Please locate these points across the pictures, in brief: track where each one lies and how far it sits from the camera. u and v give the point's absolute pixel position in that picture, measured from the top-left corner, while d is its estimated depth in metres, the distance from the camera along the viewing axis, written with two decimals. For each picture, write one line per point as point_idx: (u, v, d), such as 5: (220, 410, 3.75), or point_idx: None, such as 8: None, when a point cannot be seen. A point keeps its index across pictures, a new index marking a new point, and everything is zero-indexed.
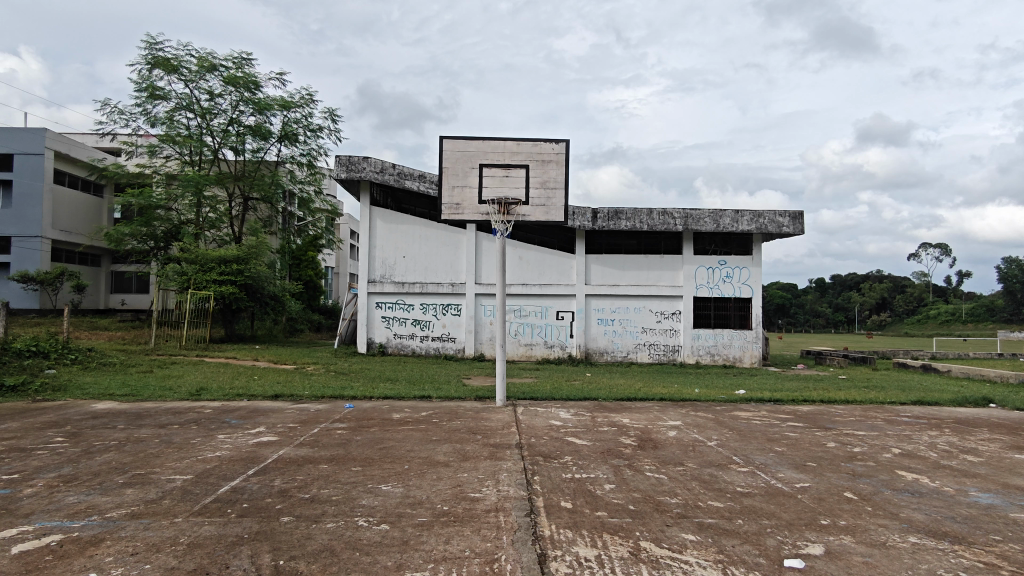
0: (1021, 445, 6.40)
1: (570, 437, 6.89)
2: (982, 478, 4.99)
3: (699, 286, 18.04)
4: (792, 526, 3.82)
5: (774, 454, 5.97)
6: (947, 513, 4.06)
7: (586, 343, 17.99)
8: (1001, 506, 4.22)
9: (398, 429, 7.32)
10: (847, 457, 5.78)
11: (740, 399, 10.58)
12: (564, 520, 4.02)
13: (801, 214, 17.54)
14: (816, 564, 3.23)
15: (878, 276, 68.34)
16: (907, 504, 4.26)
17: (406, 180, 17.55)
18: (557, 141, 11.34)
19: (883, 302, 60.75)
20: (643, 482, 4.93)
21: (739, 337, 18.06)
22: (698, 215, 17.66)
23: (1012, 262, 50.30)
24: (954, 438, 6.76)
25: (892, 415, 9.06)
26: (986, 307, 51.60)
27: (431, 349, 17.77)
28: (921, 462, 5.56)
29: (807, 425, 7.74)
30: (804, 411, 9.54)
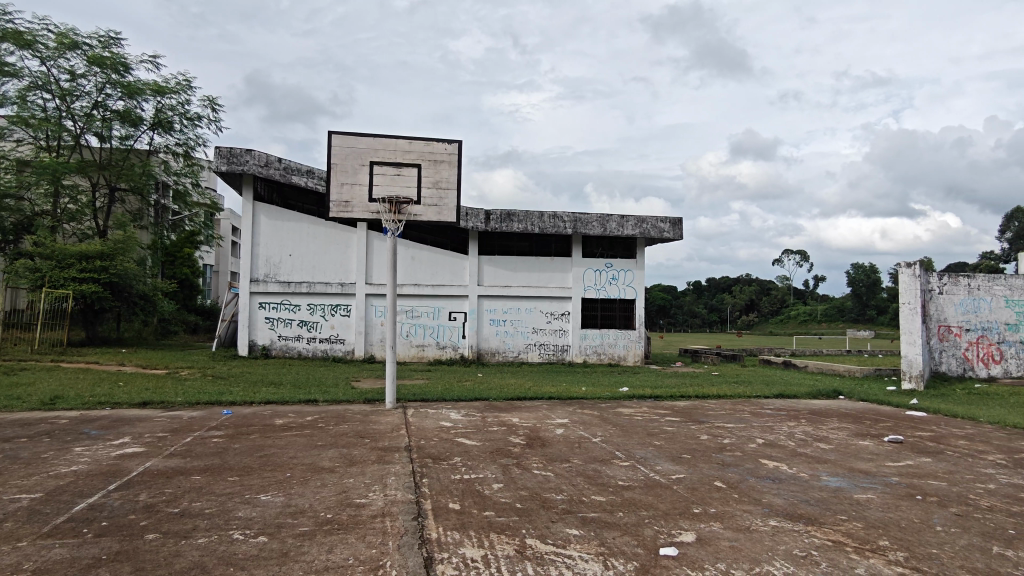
0: (864, 432, 7.12)
1: (459, 437, 6.90)
2: (832, 463, 5.52)
3: (587, 288, 18.65)
4: (667, 516, 4.02)
5: (653, 448, 6.28)
6: (803, 496, 4.45)
7: (478, 343, 18.06)
8: (848, 488, 4.68)
9: (281, 436, 7.00)
10: (718, 449, 6.18)
11: (623, 396, 11.04)
12: (451, 522, 4.01)
13: (681, 220, 18.58)
14: (688, 551, 3.42)
15: (747, 279, 73.82)
16: (769, 490, 4.62)
17: (293, 175, 16.83)
18: (449, 141, 11.37)
19: (751, 303, 65.64)
20: (530, 480, 5.02)
21: (624, 336, 18.82)
22: (587, 219, 18.24)
23: (859, 268, 56.11)
24: (809, 428, 7.42)
25: (758, 408, 9.83)
26: (837, 308, 57.12)
27: (318, 351, 17.15)
28: (781, 451, 6.06)
29: (683, 419, 8.20)
30: (681, 406, 10.11)
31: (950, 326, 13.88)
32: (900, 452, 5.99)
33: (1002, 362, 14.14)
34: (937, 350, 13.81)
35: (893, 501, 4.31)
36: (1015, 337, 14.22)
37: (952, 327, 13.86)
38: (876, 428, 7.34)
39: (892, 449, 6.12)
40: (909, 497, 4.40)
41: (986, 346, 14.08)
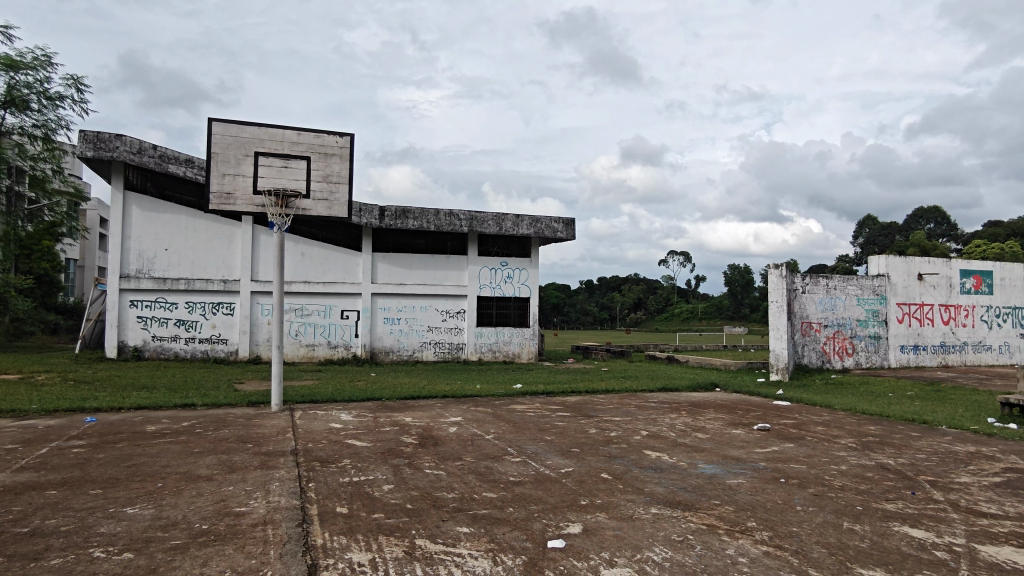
0: (736, 422, 7.64)
1: (350, 439, 6.71)
2: (708, 451, 5.88)
3: (482, 286, 18.73)
4: (556, 509, 4.12)
5: (544, 443, 6.42)
6: (681, 484, 4.70)
7: (371, 342, 17.66)
8: (721, 474, 5.00)
9: (153, 443, 6.50)
10: (605, 441, 6.43)
11: (516, 393, 11.19)
12: (338, 526, 3.89)
13: (573, 221, 19.08)
14: (574, 542, 3.52)
15: (636, 279, 77.18)
16: (650, 479, 4.85)
17: (170, 164, 15.65)
18: (341, 134, 11.03)
19: (639, 302, 68.67)
20: (422, 480, 4.96)
21: (518, 334, 19.06)
22: (482, 218, 18.31)
23: (735, 268, 60.28)
24: (688, 419, 7.88)
25: (643, 401, 10.32)
26: (715, 306, 60.98)
27: (197, 352, 16.09)
28: (663, 441, 6.38)
29: (573, 414, 8.45)
30: (572, 401, 10.41)
31: (812, 322, 15.19)
32: (768, 439, 6.49)
33: (854, 355, 15.64)
34: (801, 344, 15.04)
35: (761, 485, 4.65)
36: (864, 332, 15.80)
37: (812, 323, 15.18)
38: (747, 418, 7.89)
39: (760, 437, 6.61)
40: (774, 481, 4.76)
41: (841, 340, 15.53)
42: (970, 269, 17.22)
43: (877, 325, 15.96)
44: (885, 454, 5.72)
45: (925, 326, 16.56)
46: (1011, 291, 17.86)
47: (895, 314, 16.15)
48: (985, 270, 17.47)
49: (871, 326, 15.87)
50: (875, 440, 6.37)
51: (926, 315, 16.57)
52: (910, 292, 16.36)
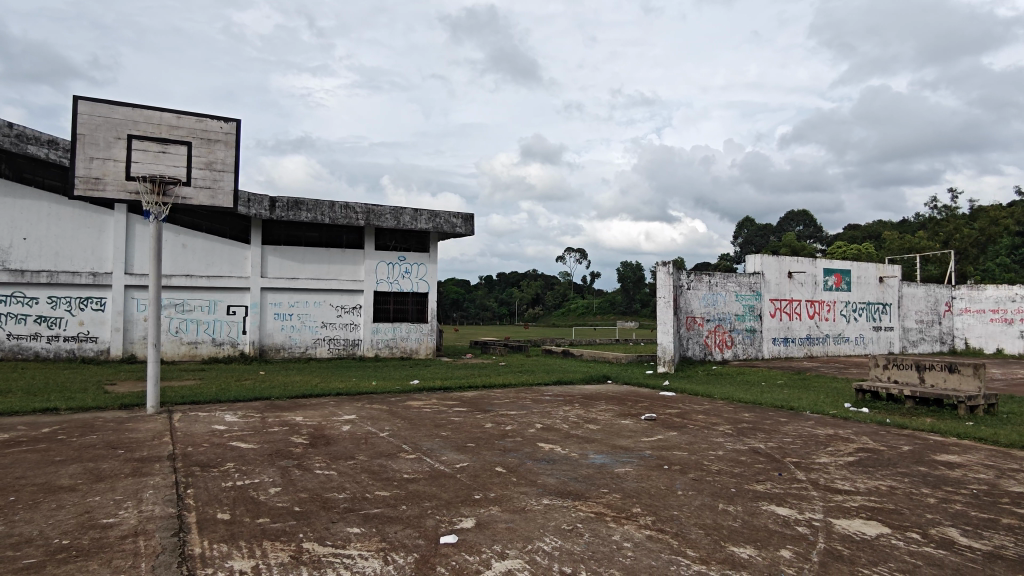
0: (626, 412, 7.96)
1: (234, 441, 6.36)
2: (599, 442, 6.08)
3: (379, 281, 18.35)
4: (450, 505, 4.11)
5: (439, 438, 6.40)
6: (572, 474, 4.84)
7: (260, 339, 16.83)
8: (610, 463, 5.20)
9: (6, 453, 5.85)
10: (500, 435, 6.49)
11: (413, 389, 11.06)
12: (218, 534, 3.68)
13: (472, 217, 19.08)
14: (467, 537, 3.53)
15: (534, 275, 78.53)
16: (543, 471, 4.95)
17: (28, 145, 14.17)
18: (226, 119, 10.41)
19: (537, 297, 69.95)
20: (311, 481, 4.79)
21: (416, 330, 18.84)
22: (380, 212, 17.89)
23: (627, 265, 62.74)
24: (580, 411, 8.12)
25: (538, 395, 10.51)
26: (609, 301, 63.24)
27: (62, 351, 14.69)
28: (556, 434, 6.53)
29: (470, 409, 8.46)
30: (469, 396, 10.43)
31: (695, 316, 16.10)
32: (654, 428, 6.80)
33: (732, 347, 16.73)
34: (686, 338, 15.88)
35: (646, 472, 4.87)
36: (741, 326, 16.94)
37: (696, 317, 16.09)
38: (636, 408, 8.24)
39: (647, 426, 6.92)
40: (658, 468, 5.01)
41: (721, 333, 16.55)
42: (832, 267, 18.90)
43: (752, 319, 17.17)
44: (757, 438, 6.17)
45: (794, 320, 18.00)
46: (866, 288, 19.79)
47: (768, 308, 17.44)
48: (845, 268, 19.23)
49: (747, 320, 17.05)
50: (749, 426, 6.84)
51: (794, 310, 18.03)
52: (781, 288, 17.73)
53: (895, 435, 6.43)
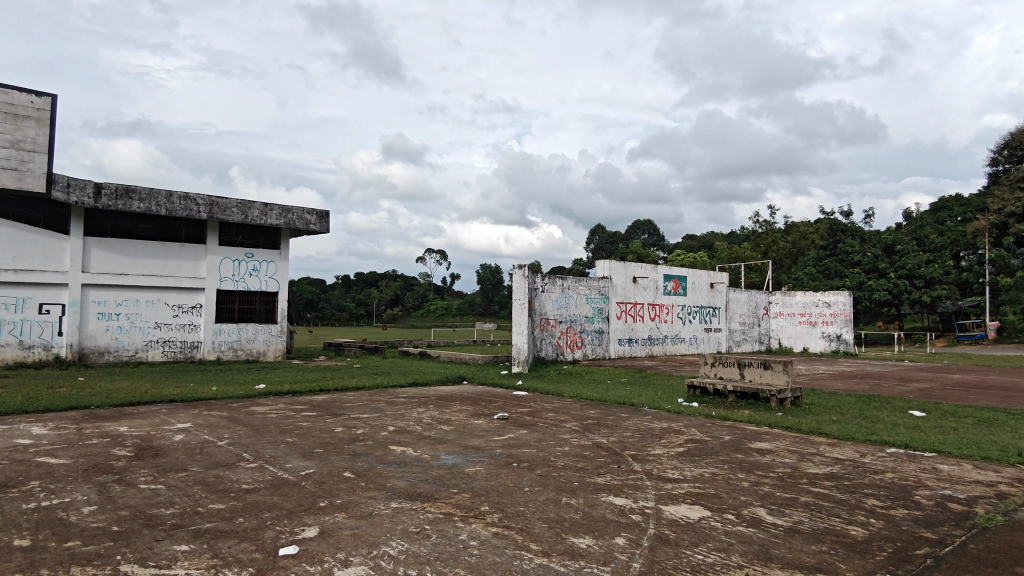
0: (479, 412, 8.06)
1: (41, 457, 5.59)
2: (451, 442, 6.11)
3: (223, 279, 17.10)
4: (292, 514, 3.92)
5: (285, 444, 6.10)
6: (422, 476, 4.80)
7: (81, 342, 15.00)
8: (461, 463, 5.23)
9: None
10: (350, 439, 6.30)
11: (258, 394, 10.43)
12: (14, 563, 3.21)
13: (327, 214, 18.43)
14: (308, 546, 3.38)
15: (393, 275, 77.34)
16: (393, 474, 4.87)
17: None
18: None
19: (396, 298, 68.93)
20: (134, 497, 4.34)
21: (264, 331, 17.79)
22: (225, 204, 16.70)
23: (486, 267, 63.61)
24: (434, 412, 8.11)
25: (392, 396, 10.34)
26: (468, 303, 63.79)
27: None
28: (408, 436, 6.46)
29: (320, 413, 8.14)
30: (319, 400, 10.03)
31: (549, 318, 16.70)
32: (505, 427, 6.96)
33: (582, 347, 17.54)
34: (540, 338, 16.37)
35: (495, 470, 4.97)
36: (591, 328, 17.82)
37: (549, 319, 16.69)
38: (489, 408, 8.38)
39: (498, 425, 7.06)
40: (507, 466, 5.12)
41: (572, 334, 17.30)
42: (670, 273, 20.47)
43: (601, 321, 18.13)
44: (600, 434, 6.52)
45: (637, 322, 19.27)
46: (699, 293, 21.66)
47: (614, 311, 18.52)
48: (682, 275, 20.92)
49: (596, 322, 17.97)
50: (593, 422, 7.22)
51: (638, 312, 19.31)
52: (626, 292, 18.93)
53: (719, 426, 7.09)
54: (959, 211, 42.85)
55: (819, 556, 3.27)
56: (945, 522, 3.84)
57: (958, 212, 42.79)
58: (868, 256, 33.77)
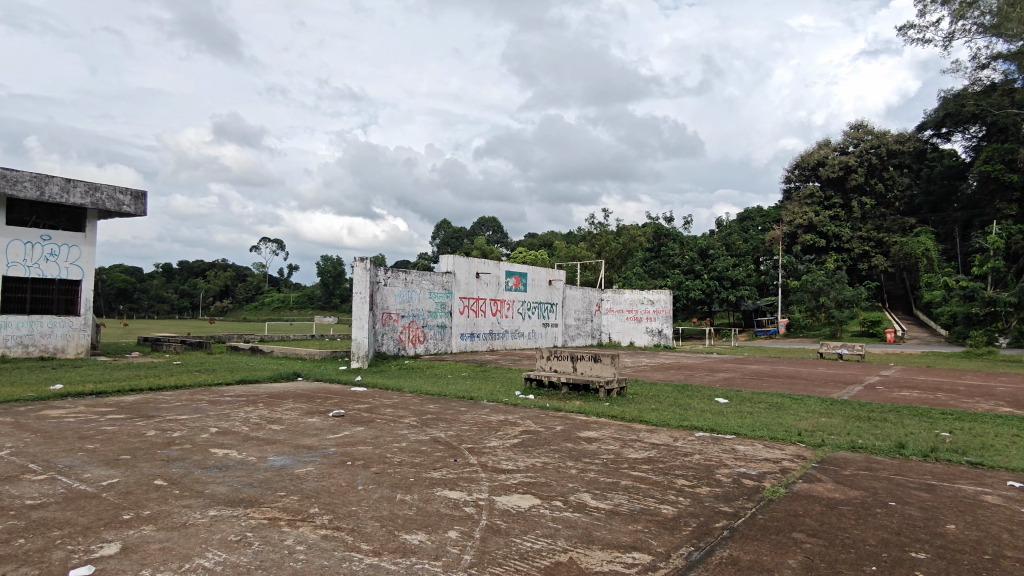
0: (313, 410, 7.70)
1: None
2: (280, 443, 5.77)
3: (12, 264, 14.73)
4: (88, 530, 3.49)
5: (82, 452, 5.38)
6: (248, 480, 4.49)
7: None
8: (290, 464, 4.96)
9: None
10: (164, 444, 5.72)
11: (55, 395, 9.13)
12: None
13: (144, 195, 16.70)
14: (107, 565, 3.02)
15: (223, 265, 71.76)
16: (213, 479, 4.50)
17: None
18: None
19: (225, 290, 64.02)
20: None
21: (63, 324, 15.65)
22: (15, 178, 14.42)
23: (328, 260, 60.69)
24: (264, 411, 7.62)
25: (216, 396, 9.56)
26: (307, 296, 60.84)
27: None
28: (233, 437, 6.01)
29: (127, 416, 7.29)
30: (129, 401, 9.01)
31: (391, 312, 16.42)
32: (340, 424, 6.73)
33: (424, 342, 17.47)
34: (381, 333, 16.02)
35: (328, 470, 4.78)
36: (433, 322, 17.83)
37: (392, 313, 16.43)
38: (323, 406, 8.04)
39: (333, 423, 6.80)
40: (340, 464, 4.95)
41: (414, 328, 17.17)
42: (512, 270, 21.04)
43: (444, 315, 18.20)
44: (438, 428, 6.54)
45: (479, 317, 19.58)
46: (538, 290, 22.50)
47: (457, 306, 18.67)
48: (523, 271, 21.59)
49: (439, 316, 18.00)
50: (432, 417, 7.21)
51: (480, 307, 19.65)
52: (469, 287, 19.16)
53: (551, 417, 7.41)
54: (760, 221, 48.74)
55: (634, 535, 3.53)
56: (740, 496, 4.33)
57: (759, 222, 48.61)
58: (687, 259, 37.20)
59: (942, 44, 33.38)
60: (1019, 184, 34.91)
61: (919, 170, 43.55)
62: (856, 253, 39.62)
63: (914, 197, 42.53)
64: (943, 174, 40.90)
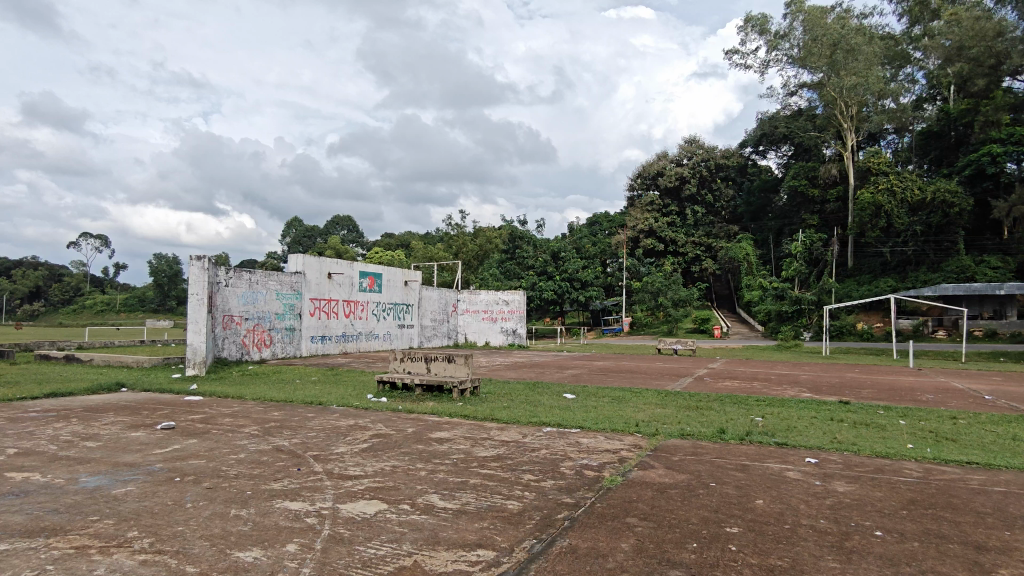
0: (137, 424, 6.96)
1: None
2: (95, 462, 5.16)
3: None
4: None
5: None
6: (50, 506, 3.96)
7: None
8: (105, 485, 4.44)
9: None
10: None
11: None
12: None
13: None
14: None
15: (31, 263, 63.01)
16: (7, 508, 3.91)
17: None
18: None
19: (36, 291, 56.30)
20: None
21: None
22: None
23: (162, 259, 55.26)
24: (78, 427, 6.77)
25: (19, 412, 8.35)
26: (138, 298, 55.00)
27: None
28: (37, 458, 5.27)
29: None
30: None
31: (233, 315, 15.31)
32: (170, 438, 6.14)
33: (271, 346, 16.50)
34: (221, 338, 14.87)
35: (151, 489, 4.34)
36: (281, 325, 16.90)
37: (233, 316, 15.31)
38: (151, 418, 7.30)
39: (162, 437, 6.21)
40: (167, 482, 4.52)
41: (259, 332, 16.14)
42: (365, 270, 20.52)
43: (292, 318, 17.32)
44: (281, 436, 6.19)
45: (331, 319, 18.86)
46: (393, 290, 22.11)
47: (307, 307, 17.85)
48: (377, 272, 21.13)
49: (287, 319, 17.10)
50: (276, 425, 6.82)
51: (332, 309, 18.93)
52: (320, 288, 18.40)
53: (403, 419, 7.30)
54: (607, 226, 51.60)
55: (480, 532, 3.58)
56: (581, 487, 4.54)
57: (606, 227, 51.43)
58: (540, 261, 38.49)
59: (759, 70, 37.54)
60: (819, 199, 40.09)
61: (740, 183, 48.47)
62: (689, 257, 43.23)
63: (738, 207, 47.25)
64: (760, 187, 45.86)
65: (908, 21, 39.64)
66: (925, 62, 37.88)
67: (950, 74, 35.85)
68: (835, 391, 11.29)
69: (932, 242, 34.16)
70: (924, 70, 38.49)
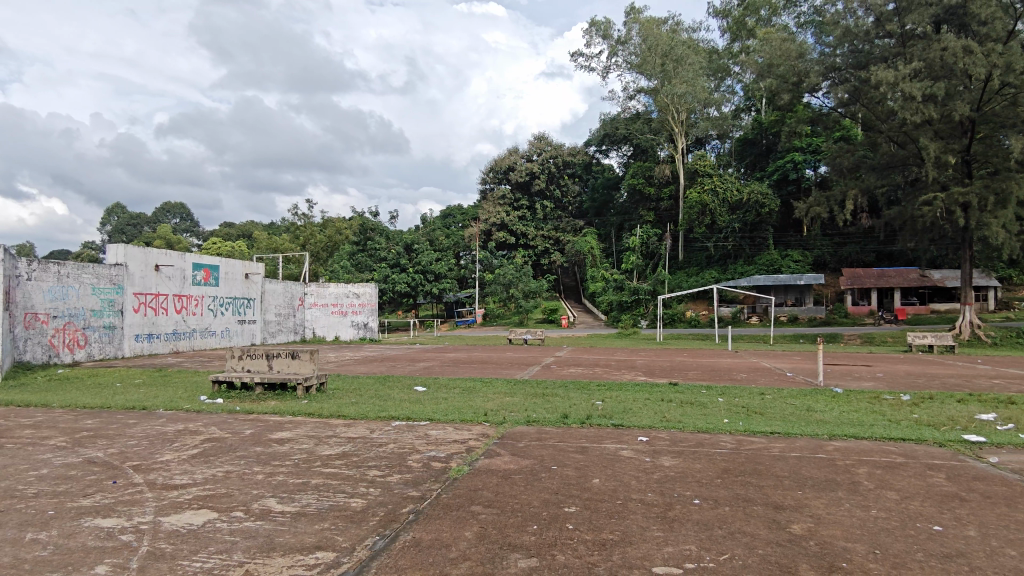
0: None
1: None
2: None
3: None
4: None
5: None
6: None
7: None
8: None
9: None
10: None
11: None
12: None
13: None
14: None
15: None
16: None
17: None
18: None
19: None
20: None
21: None
22: None
23: None
24: None
25: None
26: None
27: None
28: None
29: None
30: None
31: (37, 313, 13.43)
32: None
33: (86, 346, 14.68)
34: (22, 339, 12.99)
35: None
36: (98, 324, 15.10)
37: (38, 314, 13.44)
38: None
39: None
40: None
41: (70, 331, 14.32)
42: (199, 262, 18.96)
43: (112, 315, 15.55)
44: (95, 447, 5.52)
45: (159, 315, 17.18)
46: (232, 284, 20.62)
47: (130, 303, 16.10)
48: (213, 264, 19.62)
49: (105, 316, 15.33)
50: (87, 435, 6.07)
51: (161, 304, 17.24)
52: (146, 282, 16.69)
53: (241, 421, 6.85)
54: (459, 219, 51.90)
55: (319, 534, 3.44)
56: (427, 479, 4.53)
57: (459, 220, 51.71)
58: (393, 253, 37.97)
59: (601, 74, 39.62)
60: (654, 196, 43.18)
61: (586, 179, 50.93)
62: (539, 249, 44.66)
63: (583, 202, 49.61)
64: (603, 184, 48.55)
65: (728, 38, 43.98)
66: (742, 75, 42.19)
67: (761, 88, 40.28)
68: (666, 374, 12.25)
69: (748, 238, 38.48)
70: (741, 83, 42.89)
